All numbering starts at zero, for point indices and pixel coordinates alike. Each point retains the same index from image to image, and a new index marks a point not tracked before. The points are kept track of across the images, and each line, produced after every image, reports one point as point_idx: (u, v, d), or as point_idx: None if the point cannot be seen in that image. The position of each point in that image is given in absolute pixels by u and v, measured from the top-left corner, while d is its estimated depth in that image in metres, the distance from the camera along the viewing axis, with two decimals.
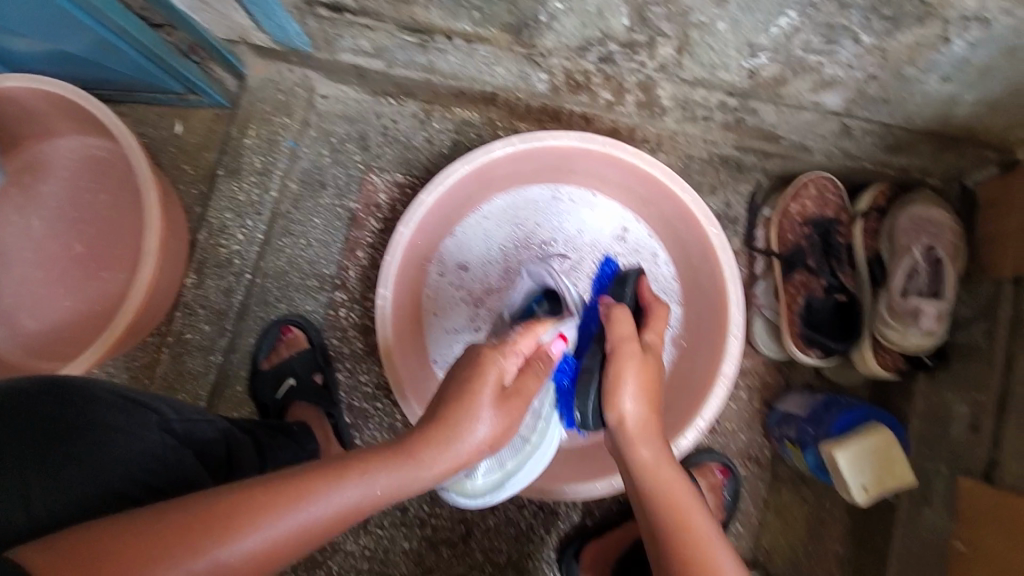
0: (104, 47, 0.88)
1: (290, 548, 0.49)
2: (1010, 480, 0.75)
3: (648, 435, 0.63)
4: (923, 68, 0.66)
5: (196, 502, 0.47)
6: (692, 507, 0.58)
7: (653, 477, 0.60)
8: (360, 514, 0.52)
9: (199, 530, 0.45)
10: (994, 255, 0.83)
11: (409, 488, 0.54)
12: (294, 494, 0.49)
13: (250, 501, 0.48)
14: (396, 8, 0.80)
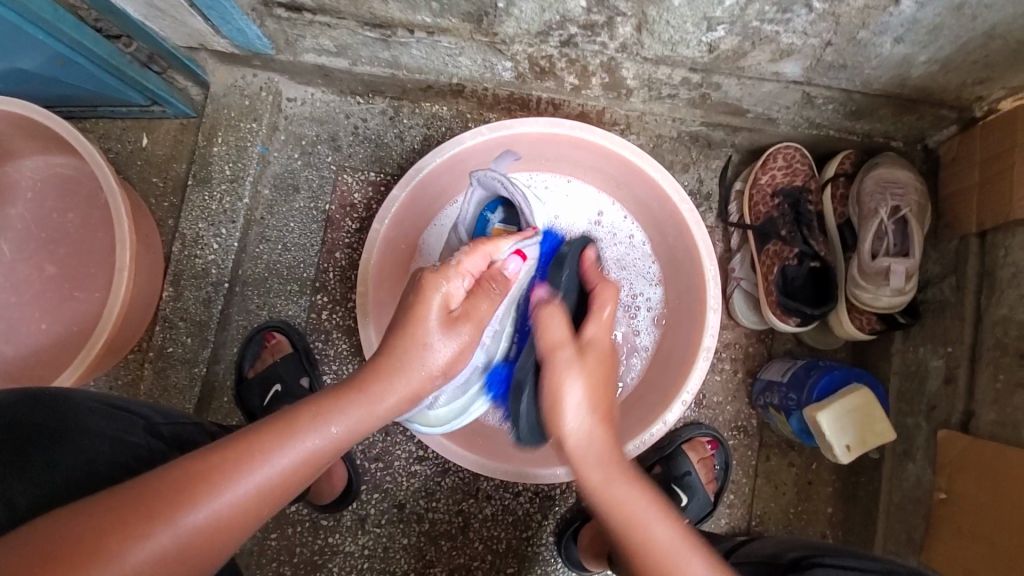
0: (60, 61, 0.86)
1: (259, 503, 0.51)
2: (986, 428, 0.78)
3: (602, 439, 0.64)
4: (876, 32, 0.68)
5: (153, 473, 0.49)
6: (651, 511, 0.60)
7: (610, 495, 0.60)
8: (325, 459, 0.55)
9: (164, 494, 0.48)
10: (958, 212, 0.86)
11: (366, 423, 0.56)
12: (251, 450, 0.51)
13: (207, 464, 0.50)
14: (354, 3, 0.79)
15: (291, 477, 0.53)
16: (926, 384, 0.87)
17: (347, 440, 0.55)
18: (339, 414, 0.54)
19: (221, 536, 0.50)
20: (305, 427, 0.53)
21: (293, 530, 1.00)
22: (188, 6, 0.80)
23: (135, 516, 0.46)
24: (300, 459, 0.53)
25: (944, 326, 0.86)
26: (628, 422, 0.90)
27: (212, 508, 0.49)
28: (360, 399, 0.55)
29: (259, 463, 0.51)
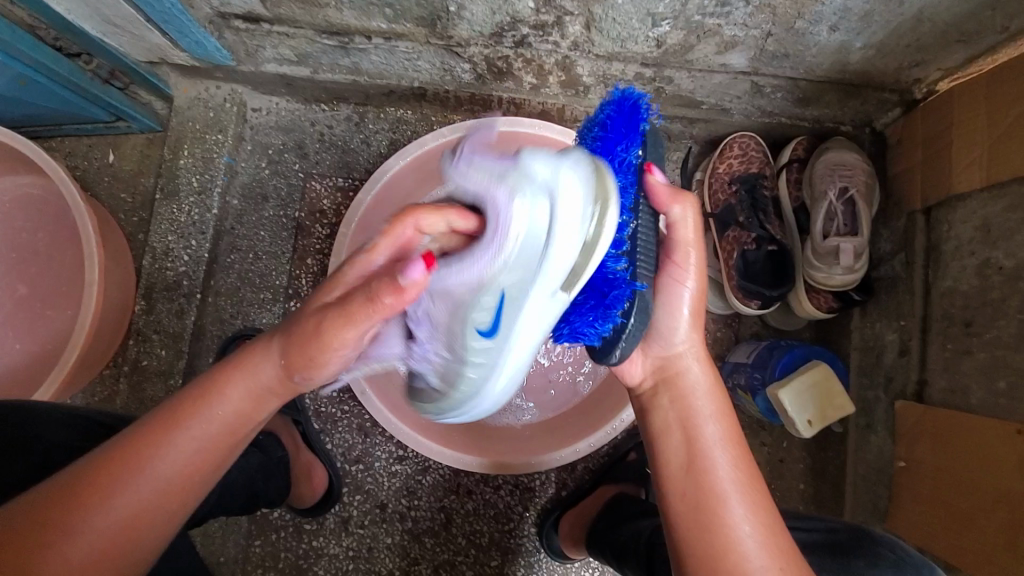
0: (21, 81, 0.85)
1: (164, 501, 0.49)
2: (938, 395, 0.81)
3: (701, 367, 0.60)
4: (812, 20, 0.71)
5: (48, 484, 0.46)
6: (731, 447, 0.55)
7: (694, 422, 0.57)
8: (224, 446, 0.53)
9: (56, 503, 0.45)
10: (905, 191, 0.89)
11: (258, 400, 0.55)
12: (145, 446, 0.49)
13: (107, 467, 0.47)
14: (309, 12, 0.80)
15: (193, 469, 0.51)
16: (883, 358, 0.91)
17: (244, 421, 0.54)
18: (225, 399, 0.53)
19: (134, 538, 0.48)
20: (189, 415, 0.51)
21: (277, 536, 1.01)
22: (145, 20, 0.81)
23: (30, 535, 0.43)
24: (197, 448, 0.51)
25: (896, 301, 0.89)
26: (602, 407, 0.94)
27: (117, 509, 0.47)
28: (239, 379, 0.54)
29: (151, 461, 0.49)
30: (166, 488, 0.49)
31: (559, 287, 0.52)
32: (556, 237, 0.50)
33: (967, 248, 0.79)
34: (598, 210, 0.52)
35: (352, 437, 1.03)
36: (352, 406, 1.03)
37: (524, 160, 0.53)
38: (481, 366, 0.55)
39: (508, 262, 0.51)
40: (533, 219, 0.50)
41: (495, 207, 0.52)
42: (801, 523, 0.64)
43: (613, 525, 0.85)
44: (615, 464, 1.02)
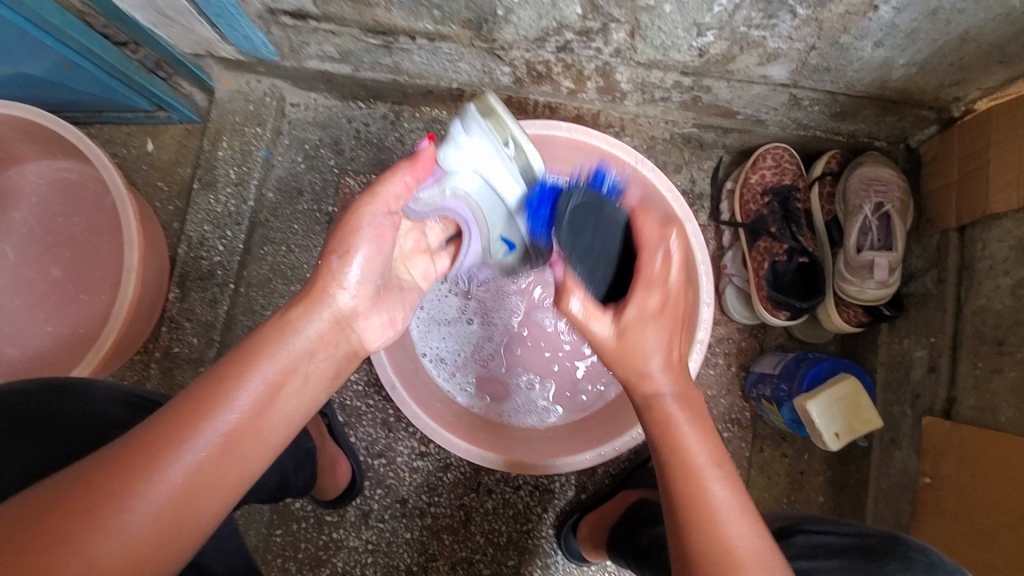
0: (67, 66, 0.88)
1: (225, 468, 0.47)
2: (966, 413, 0.81)
3: (677, 401, 0.59)
4: (857, 35, 0.71)
5: (79, 468, 0.43)
6: (719, 465, 0.56)
7: (675, 436, 0.57)
8: (273, 409, 0.51)
9: (111, 475, 0.43)
10: (939, 209, 0.90)
11: (300, 357, 0.54)
12: (189, 419, 0.46)
13: (149, 442, 0.45)
14: (358, 11, 0.81)
15: (249, 429, 0.49)
16: (911, 374, 0.91)
17: (291, 374, 0.53)
18: (269, 356, 0.52)
19: (198, 505, 0.45)
20: (239, 369, 0.50)
21: (298, 526, 1.02)
22: (196, 13, 0.82)
23: (88, 507, 0.41)
24: (252, 405, 0.49)
25: (926, 317, 0.89)
26: (624, 412, 0.94)
27: (176, 472, 0.45)
28: (279, 343, 0.53)
29: (208, 422, 0.47)
30: (226, 452, 0.47)
31: (527, 196, 0.66)
32: (494, 174, 0.63)
33: (1002, 267, 0.79)
34: (513, 144, 0.62)
35: (375, 432, 1.04)
36: (377, 401, 1.04)
37: (440, 156, 0.62)
38: (527, 256, 0.79)
39: (490, 215, 0.68)
40: (486, 180, 0.63)
41: (454, 202, 0.65)
42: (829, 526, 0.63)
43: (633, 527, 0.85)
44: (637, 468, 1.03)
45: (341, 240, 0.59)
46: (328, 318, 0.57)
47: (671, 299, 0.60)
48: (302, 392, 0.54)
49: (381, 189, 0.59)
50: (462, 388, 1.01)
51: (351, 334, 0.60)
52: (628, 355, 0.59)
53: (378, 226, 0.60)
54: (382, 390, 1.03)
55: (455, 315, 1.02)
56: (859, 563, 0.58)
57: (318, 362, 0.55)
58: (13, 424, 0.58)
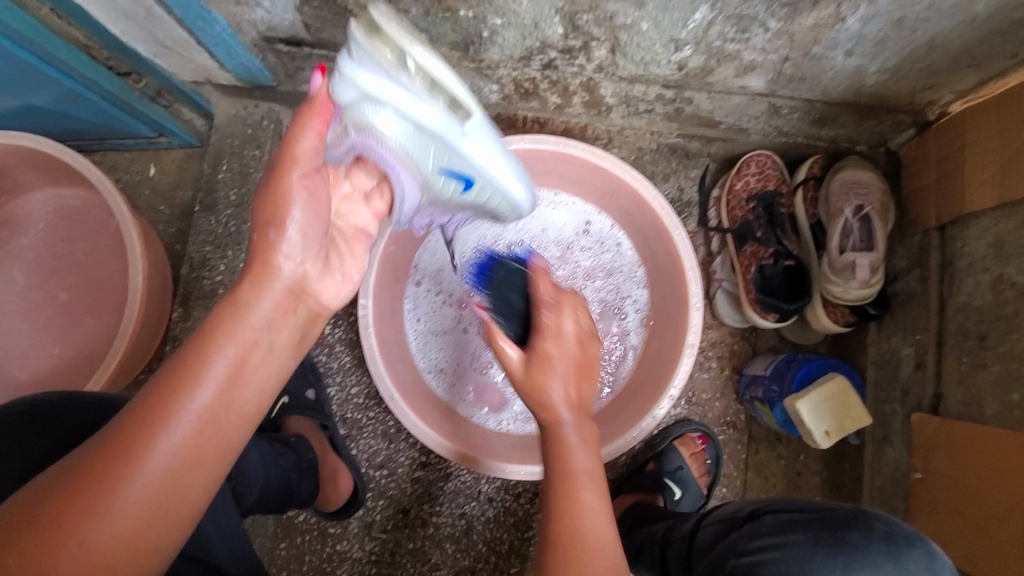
0: (73, 98, 0.91)
1: (209, 442, 0.49)
2: (954, 408, 0.83)
3: (583, 442, 0.63)
4: (828, 46, 0.74)
5: (73, 460, 0.46)
6: (588, 442, 0.64)
7: (563, 451, 0.62)
8: (244, 381, 0.52)
9: (98, 468, 0.45)
10: (919, 208, 0.92)
11: (254, 334, 0.53)
12: (163, 403, 0.48)
13: (128, 430, 0.47)
14: (350, 36, 0.84)
15: (221, 405, 0.50)
16: (900, 371, 0.93)
17: (253, 347, 0.53)
18: (227, 336, 0.52)
19: (184, 483, 0.48)
20: (199, 355, 0.50)
21: (302, 539, 1.03)
22: (194, 43, 0.85)
23: (86, 495, 0.44)
24: (220, 381, 0.50)
25: (911, 315, 0.91)
26: (622, 416, 0.95)
27: (159, 453, 0.47)
28: (233, 323, 0.53)
29: (180, 404, 0.48)
30: (206, 427, 0.49)
31: (445, 112, 0.58)
32: (401, 104, 0.56)
33: (981, 264, 0.81)
34: (410, 61, 0.54)
35: (376, 443, 1.06)
36: (377, 412, 1.06)
37: (339, 96, 0.57)
38: (484, 190, 0.68)
39: (413, 151, 0.61)
40: (400, 113, 0.57)
41: (362, 139, 0.60)
42: (796, 503, 0.65)
43: (631, 528, 0.87)
44: (635, 472, 1.03)
45: (273, 209, 0.56)
46: (280, 289, 0.56)
47: (568, 351, 0.67)
48: (268, 365, 0.54)
49: (296, 146, 0.57)
50: (462, 397, 1.03)
51: (309, 300, 0.59)
52: (539, 381, 0.65)
53: (308, 185, 0.58)
54: (383, 402, 1.05)
55: (451, 325, 1.04)
56: (824, 534, 0.59)
57: (279, 333, 0.55)
58: (24, 441, 0.60)
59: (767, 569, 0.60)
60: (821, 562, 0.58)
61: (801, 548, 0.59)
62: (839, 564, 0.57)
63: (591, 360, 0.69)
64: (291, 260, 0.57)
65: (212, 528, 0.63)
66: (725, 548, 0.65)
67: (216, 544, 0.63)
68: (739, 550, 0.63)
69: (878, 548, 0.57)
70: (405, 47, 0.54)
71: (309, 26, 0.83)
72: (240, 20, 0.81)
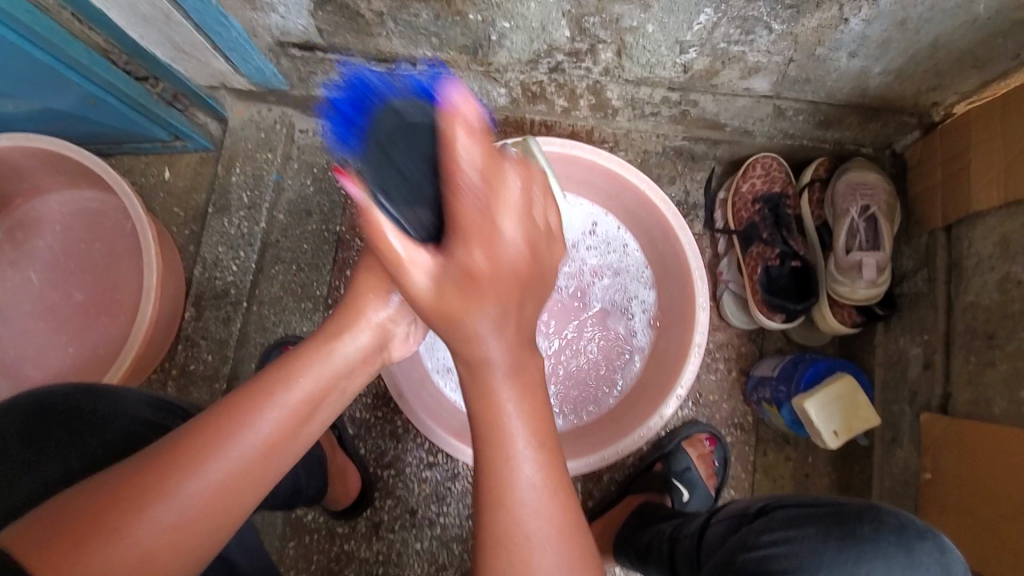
0: (92, 101, 0.93)
1: (272, 466, 0.52)
2: (962, 409, 0.83)
3: (522, 410, 0.51)
4: (832, 47, 0.75)
5: (138, 462, 0.47)
6: (540, 441, 0.50)
7: (493, 407, 0.50)
8: (314, 416, 0.56)
9: (169, 470, 0.46)
10: (926, 208, 0.92)
11: (334, 374, 0.57)
12: (247, 421, 0.51)
13: (208, 440, 0.49)
14: (362, 41, 0.86)
15: (285, 438, 0.53)
16: (908, 372, 0.93)
17: (331, 389, 0.57)
18: (305, 372, 0.56)
19: (241, 502, 0.49)
20: (280, 386, 0.54)
21: (310, 539, 1.04)
22: (210, 47, 0.87)
23: (142, 496, 0.45)
24: (297, 412, 0.54)
25: (919, 316, 0.92)
26: (630, 416, 0.96)
27: (231, 468, 0.49)
28: (320, 362, 0.57)
29: (258, 426, 0.51)
30: (274, 452, 0.52)
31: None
32: None
33: (987, 263, 0.81)
34: (551, 190, 0.64)
35: (384, 443, 1.07)
36: (385, 412, 1.07)
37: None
38: None
39: None
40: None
41: None
42: (804, 500, 0.65)
43: (637, 528, 0.87)
44: (642, 473, 1.03)
45: (394, 278, 0.60)
46: (366, 337, 0.61)
47: (506, 269, 0.47)
48: (337, 405, 0.58)
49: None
50: None
51: (384, 350, 0.65)
52: (458, 311, 0.48)
53: None
54: (391, 402, 1.06)
55: None
56: (834, 529, 0.60)
57: (354, 380, 0.60)
58: (39, 432, 0.61)
59: (777, 563, 0.60)
60: (830, 554, 0.58)
61: (808, 540, 0.60)
62: (850, 558, 0.57)
63: (537, 269, 0.50)
64: (385, 315, 0.61)
65: None
66: (735, 544, 0.66)
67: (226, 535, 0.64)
68: (750, 544, 0.64)
69: (888, 542, 0.57)
70: (554, 194, 0.66)
71: (322, 31, 0.84)
72: (255, 25, 0.83)
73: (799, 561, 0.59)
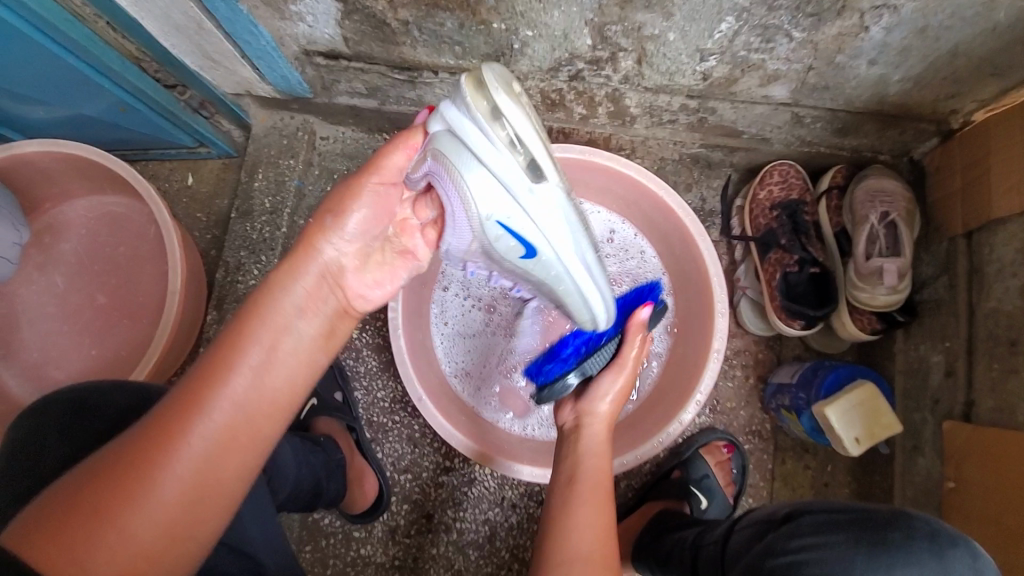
0: (122, 108, 0.96)
1: (239, 430, 0.52)
2: (986, 415, 0.82)
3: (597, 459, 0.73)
4: (851, 55, 0.76)
5: (109, 449, 0.49)
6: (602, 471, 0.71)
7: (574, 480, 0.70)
8: (277, 373, 0.55)
9: (135, 454, 0.48)
10: (946, 215, 0.93)
11: (290, 328, 0.56)
12: (199, 393, 0.51)
13: (166, 418, 0.50)
14: (386, 49, 0.87)
15: (252, 397, 0.53)
16: (929, 379, 0.93)
17: (287, 342, 0.56)
18: (264, 326, 0.55)
19: (216, 469, 0.50)
20: (234, 348, 0.54)
21: (326, 543, 1.04)
22: (239, 55, 0.89)
23: (120, 481, 0.47)
24: (252, 373, 0.53)
25: (940, 323, 0.91)
26: (649, 420, 0.96)
27: (195, 441, 0.50)
28: (269, 317, 0.56)
29: (214, 396, 0.51)
30: (238, 416, 0.52)
31: (513, 156, 0.60)
32: (490, 147, 0.60)
33: (1009, 270, 0.81)
34: (498, 108, 0.59)
35: (402, 447, 1.07)
36: (403, 416, 1.07)
37: (431, 129, 0.62)
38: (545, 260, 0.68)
39: (477, 198, 0.61)
40: (497, 177, 0.61)
41: (436, 168, 0.60)
42: (833, 505, 0.65)
43: (656, 534, 0.87)
44: (660, 480, 1.02)
45: (337, 203, 0.60)
46: (316, 284, 0.59)
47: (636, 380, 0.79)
48: (300, 356, 0.57)
49: (383, 161, 0.61)
50: (487, 402, 1.04)
51: (342, 292, 0.61)
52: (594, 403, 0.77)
53: (379, 193, 0.62)
54: (409, 405, 1.07)
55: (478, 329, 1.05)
56: (864, 535, 0.59)
57: (311, 328, 0.58)
58: (71, 428, 0.63)
59: (808, 569, 0.60)
60: (862, 563, 0.58)
61: (839, 547, 0.60)
62: (883, 564, 0.57)
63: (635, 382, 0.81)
64: (331, 252, 0.60)
65: (251, 518, 0.65)
66: (762, 549, 0.66)
67: (252, 531, 0.65)
68: (778, 549, 0.64)
69: (922, 549, 0.57)
70: (496, 96, 0.59)
71: (347, 39, 0.86)
72: (283, 34, 0.85)
73: (830, 567, 0.59)
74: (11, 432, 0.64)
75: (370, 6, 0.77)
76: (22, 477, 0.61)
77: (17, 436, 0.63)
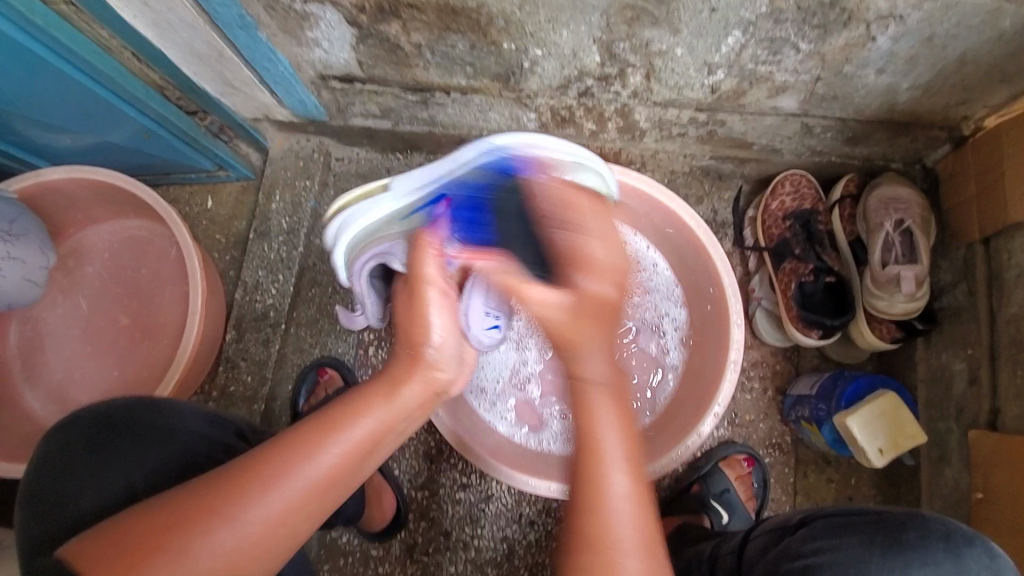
0: (146, 135, 0.99)
1: (320, 497, 0.52)
2: (1013, 424, 0.81)
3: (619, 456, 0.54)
4: (859, 65, 0.76)
5: (198, 482, 0.51)
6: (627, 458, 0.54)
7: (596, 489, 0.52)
8: (371, 453, 0.56)
9: (219, 498, 0.49)
10: (962, 222, 0.92)
11: (392, 416, 0.57)
12: (298, 455, 0.51)
13: (257, 468, 0.51)
14: (400, 72, 0.90)
15: (346, 473, 0.54)
16: (953, 389, 0.91)
17: (388, 426, 0.57)
18: (366, 407, 0.56)
19: (291, 531, 0.51)
20: (345, 421, 0.54)
21: (344, 561, 1.04)
22: (258, 81, 0.92)
23: (197, 521, 0.48)
24: (352, 446, 0.54)
25: (961, 330, 0.90)
26: (667, 434, 0.95)
27: (279, 498, 0.50)
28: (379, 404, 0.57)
29: (312, 461, 0.52)
30: (327, 487, 0.52)
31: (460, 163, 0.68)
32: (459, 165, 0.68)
33: None
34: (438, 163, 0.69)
35: (418, 464, 1.07)
36: (419, 432, 1.08)
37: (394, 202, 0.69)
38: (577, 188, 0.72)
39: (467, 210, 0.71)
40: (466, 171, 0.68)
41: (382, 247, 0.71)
42: (843, 507, 0.67)
43: (676, 548, 0.86)
44: (679, 494, 1.01)
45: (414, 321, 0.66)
46: (421, 384, 0.62)
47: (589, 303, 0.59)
48: (395, 440, 0.58)
49: (424, 271, 0.68)
50: (503, 416, 1.04)
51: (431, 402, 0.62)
52: (568, 330, 0.58)
53: (442, 301, 0.68)
54: (426, 421, 1.07)
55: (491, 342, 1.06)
56: (878, 536, 0.62)
57: (410, 419, 0.60)
58: (103, 450, 0.64)
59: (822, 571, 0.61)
60: (875, 561, 0.61)
61: (851, 549, 0.62)
62: (897, 564, 0.60)
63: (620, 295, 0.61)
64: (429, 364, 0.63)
65: None
66: (776, 554, 0.66)
67: None
68: (791, 553, 0.65)
69: (935, 547, 0.60)
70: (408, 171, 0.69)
71: (362, 63, 0.88)
72: (300, 59, 0.87)
73: (845, 569, 0.61)
74: (42, 449, 0.66)
75: (384, 30, 0.79)
76: (55, 496, 0.62)
77: (49, 454, 0.65)
